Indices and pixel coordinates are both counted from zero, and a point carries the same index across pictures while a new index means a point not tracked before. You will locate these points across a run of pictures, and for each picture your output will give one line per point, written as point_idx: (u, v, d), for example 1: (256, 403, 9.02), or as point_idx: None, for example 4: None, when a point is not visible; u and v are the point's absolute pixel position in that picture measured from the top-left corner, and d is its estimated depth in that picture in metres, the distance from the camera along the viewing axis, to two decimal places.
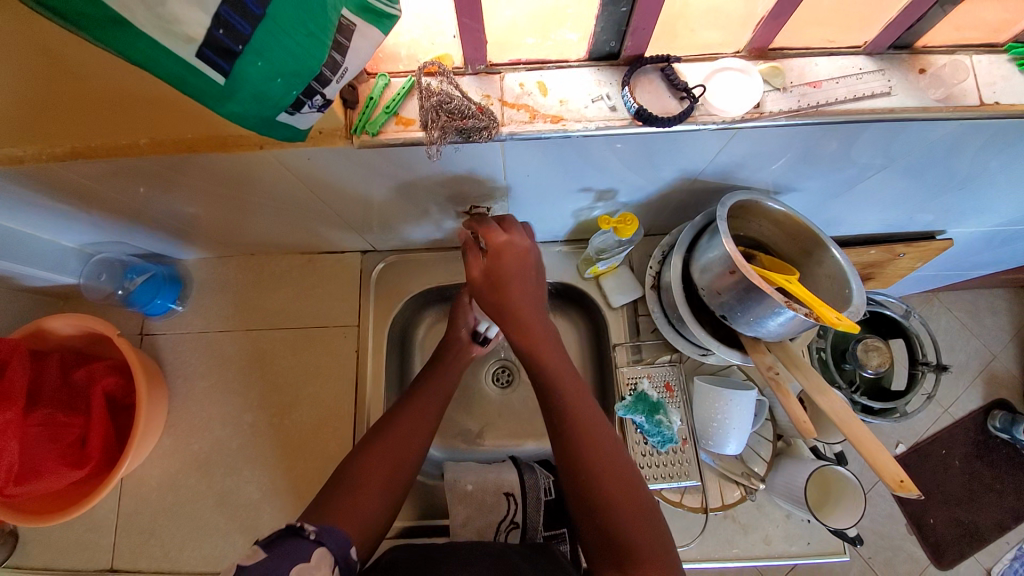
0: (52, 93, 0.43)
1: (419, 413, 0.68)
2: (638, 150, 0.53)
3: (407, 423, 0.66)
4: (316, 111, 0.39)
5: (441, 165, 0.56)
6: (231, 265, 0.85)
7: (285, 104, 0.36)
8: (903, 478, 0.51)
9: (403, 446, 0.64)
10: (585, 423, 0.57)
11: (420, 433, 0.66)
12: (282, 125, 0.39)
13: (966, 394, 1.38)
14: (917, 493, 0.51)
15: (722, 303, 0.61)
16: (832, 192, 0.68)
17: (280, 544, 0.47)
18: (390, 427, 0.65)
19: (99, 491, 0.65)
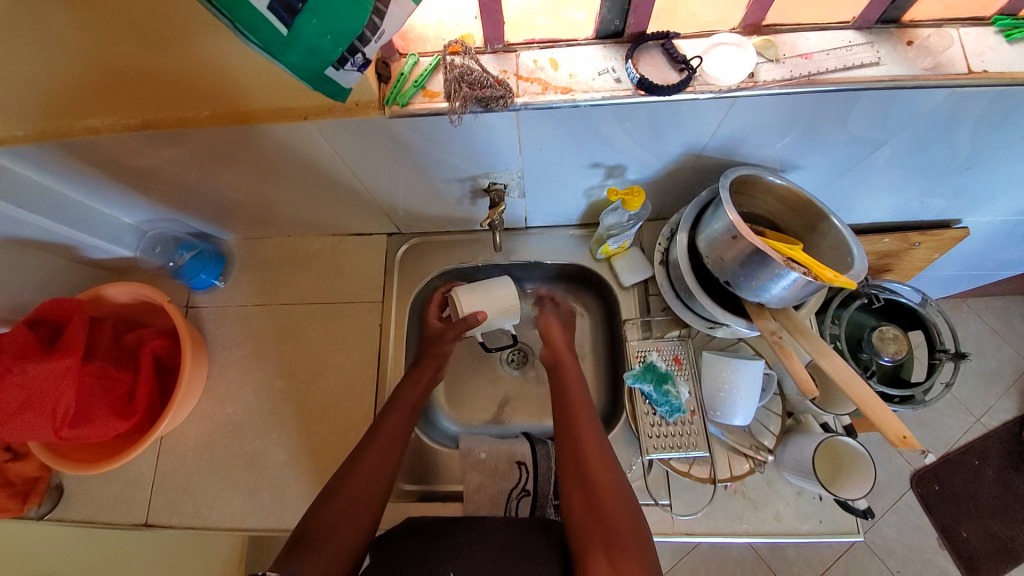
0: (132, 65, 0.51)
1: (376, 452, 0.69)
2: (642, 123, 0.57)
3: (366, 467, 0.67)
4: (357, 71, 0.46)
5: (461, 138, 0.61)
6: (270, 245, 0.93)
7: (332, 60, 0.42)
8: (906, 435, 0.52)
9: (356, 494, 0.64)
10: (586, 447, 0.67)
11: (381, 475, 0.67)
12: (330, 81, 0.46)
13: (999, 404, 1.38)
14: (919, 448, 0.52)
15: (726, 270, 0.63)
16: (836, 171, 0.71)
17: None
18: (350, 475, 0.66)
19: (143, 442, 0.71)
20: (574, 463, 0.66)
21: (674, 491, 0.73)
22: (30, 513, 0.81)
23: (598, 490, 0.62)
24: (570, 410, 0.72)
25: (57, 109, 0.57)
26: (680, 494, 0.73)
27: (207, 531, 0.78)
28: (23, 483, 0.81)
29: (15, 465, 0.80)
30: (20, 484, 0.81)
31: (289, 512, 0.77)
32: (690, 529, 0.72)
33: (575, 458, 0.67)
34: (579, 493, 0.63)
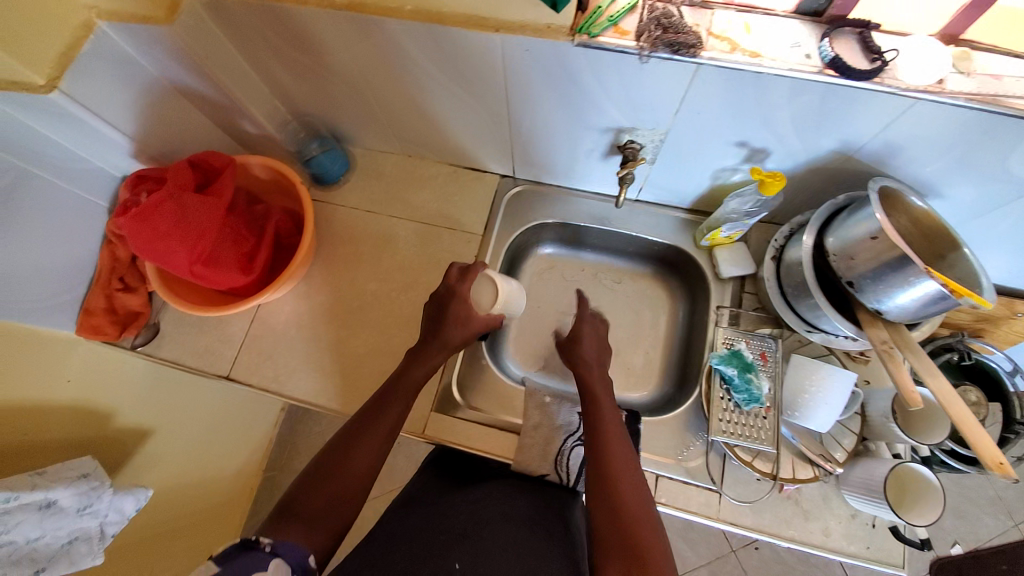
0: None
1: (372, 442, 0.66)
2: (812, 105, 0.59)
3: (359, 462, 0.64)
4: None
5: (627, 85, 0.63)
6: (389, 159, 0.98)
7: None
8: (1004, 461, 0.54)
9: (349, 475, 0.62)
10: (611, 458, 0.64)
11: (371, 464, 0.65)
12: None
13: None
14: (1013, 476, 0.55)
15: (853, 271, 0.63)
16: (976, 210, 0.70)
17: (235, 561, 0.49)
18: (348, 458, 0.64)
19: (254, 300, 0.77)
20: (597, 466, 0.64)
21: (727, 479, 0.74)
22: (125, 341, 0.90)
23: (622, 500, 0.60)
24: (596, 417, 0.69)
25: None
26: (734, 484, 0.73)
27: (281, 397, 0.84)
28: (126, 315, 0.90)
29: (125, 296, 0.89)
30: (123, 314, 0.90)
31: (357, 401, 0.82)
32: (735, 520, 0.72)
33: (597, 475, 0.63)
34: (601, 504, 0.61)
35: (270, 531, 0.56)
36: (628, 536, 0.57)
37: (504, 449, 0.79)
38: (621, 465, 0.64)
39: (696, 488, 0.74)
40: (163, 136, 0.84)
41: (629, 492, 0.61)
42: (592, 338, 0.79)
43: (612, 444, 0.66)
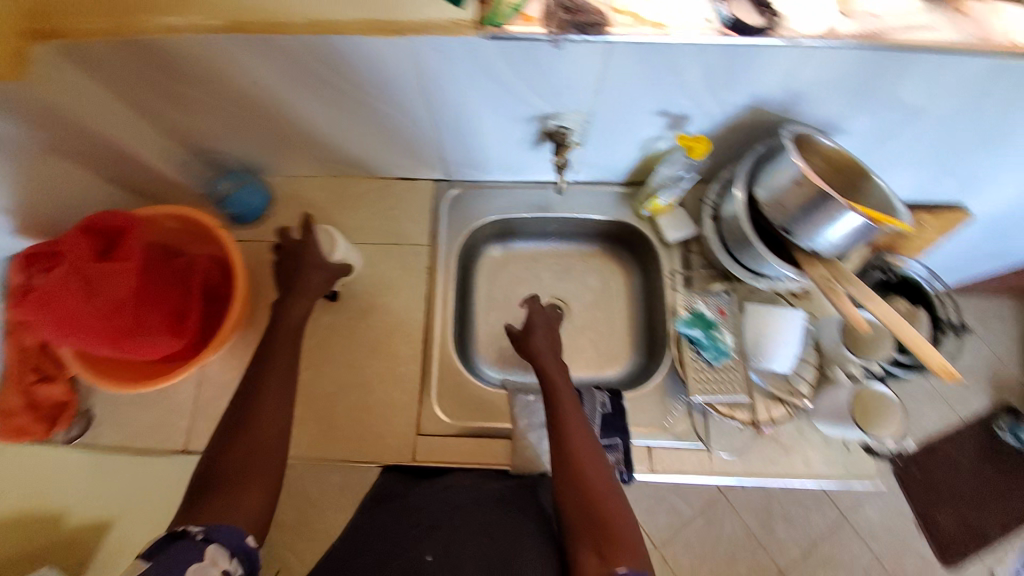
0: None
1: (272, 425, 0.64)
2: (720, 64, 0.61)
3: (266, 437, 0.63)
4: None
5: (543, 67, 0.63)
6: (313, 183, 0.93)
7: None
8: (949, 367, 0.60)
9: (262, 454, 0.62)
10: (571, 441, 0.65)
11: (276, 440, 0.63)
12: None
13: (973, 396, 1.71)
14: (956, 377, 0.60)
15: (786, 217, 0.66)
16: (877, 139, 0.76)
17: (167, 554, 0.51)
18: (260, 444, 0.62)
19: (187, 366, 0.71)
20: (558, 453, 0.65)
21: (712, 433, 0.77)
22: (58, 436, 0.81)
23: (588, 486, 0.62)
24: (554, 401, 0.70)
25: None
26: (719, 437, 0.77)
27: None
28: (52, 407, 0.80)
29: (46, 387, 0.78)
30: (48, 408, 0.80)
31: (333, 444, 0.78)
32: (728, 471, 0.75)
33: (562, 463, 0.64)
34: (568, 494, 0.62)
35: (196, 518, 0.56)
36: (597, 517, 0.59)
37: (497, 457, 0.78)
38: (585, 449, 0.65)
39: (686, 449, 0.77)
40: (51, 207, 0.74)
41: (590, 471, 0.63)
42: (542, 329, 0.78)
43: (573, 432, 0.66)
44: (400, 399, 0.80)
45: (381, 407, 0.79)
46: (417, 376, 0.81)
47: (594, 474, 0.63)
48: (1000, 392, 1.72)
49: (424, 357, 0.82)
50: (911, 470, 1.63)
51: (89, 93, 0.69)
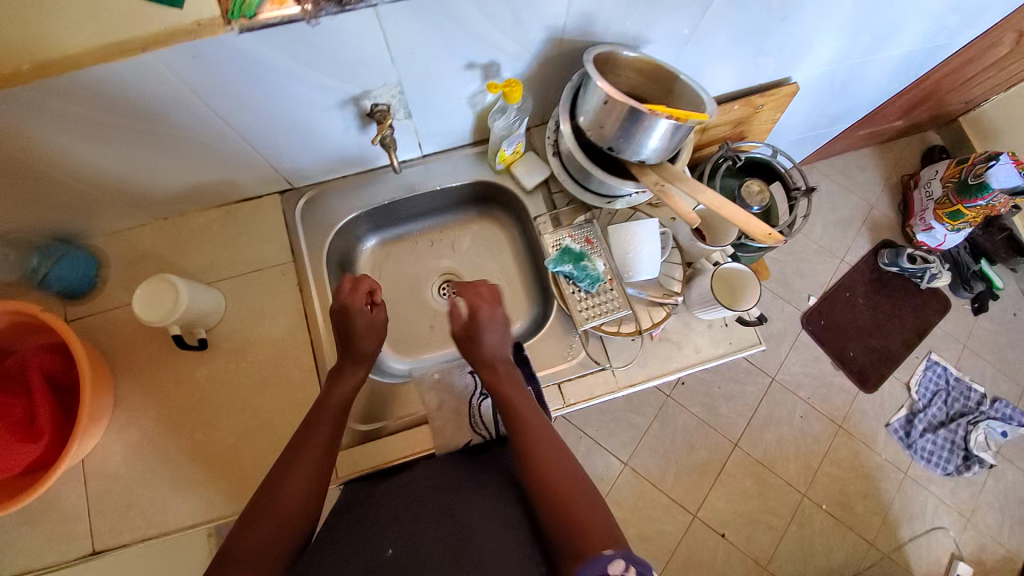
0: None
1: (302, 473, 0.64)
2: (499, 4, 0.59)
3: (291, 496, 0.62)
4: None
5: (324, 50, 0.59)
6: (147, 233, 0.85)
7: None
8: (768, 231, 0.65)
9: (282, 505, 0.61)
10: (528, 426, 0.69)
11: (305, 500, 0.63)
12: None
13: (856, 242, 1.92)
14: (779, 240, 0.65)
15: (607, 137, 0.68)
16: (682, 37, 0.79)
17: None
18: (283, 498, 0.62)
19: (44, 475, 0.64)
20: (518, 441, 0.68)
21: (611, 351, 0.81)
22: None
23: (549, 465, 0.65)
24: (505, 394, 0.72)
25: None
26: (617, 354, 0.81)
27: (171, 534, 0.74)
28: None
29: None
30: None
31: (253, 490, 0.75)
32: (632, 381, 0.80)
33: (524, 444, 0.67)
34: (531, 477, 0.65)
35: None
36: (554, 486, 0.63)
37: (422, 442, 0.78)
38: (547, 433, 0.68)
39: (591, 375, 0.81)
40: None
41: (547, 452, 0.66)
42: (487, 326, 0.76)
43: (527, 416, 0.70)
44: None
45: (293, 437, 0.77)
46: (322, 397, 0.78)
47: (551, 455, 0.66)
48: (876, 233, 1.94)
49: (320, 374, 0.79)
50: (820, 322, 1.82)
51: None
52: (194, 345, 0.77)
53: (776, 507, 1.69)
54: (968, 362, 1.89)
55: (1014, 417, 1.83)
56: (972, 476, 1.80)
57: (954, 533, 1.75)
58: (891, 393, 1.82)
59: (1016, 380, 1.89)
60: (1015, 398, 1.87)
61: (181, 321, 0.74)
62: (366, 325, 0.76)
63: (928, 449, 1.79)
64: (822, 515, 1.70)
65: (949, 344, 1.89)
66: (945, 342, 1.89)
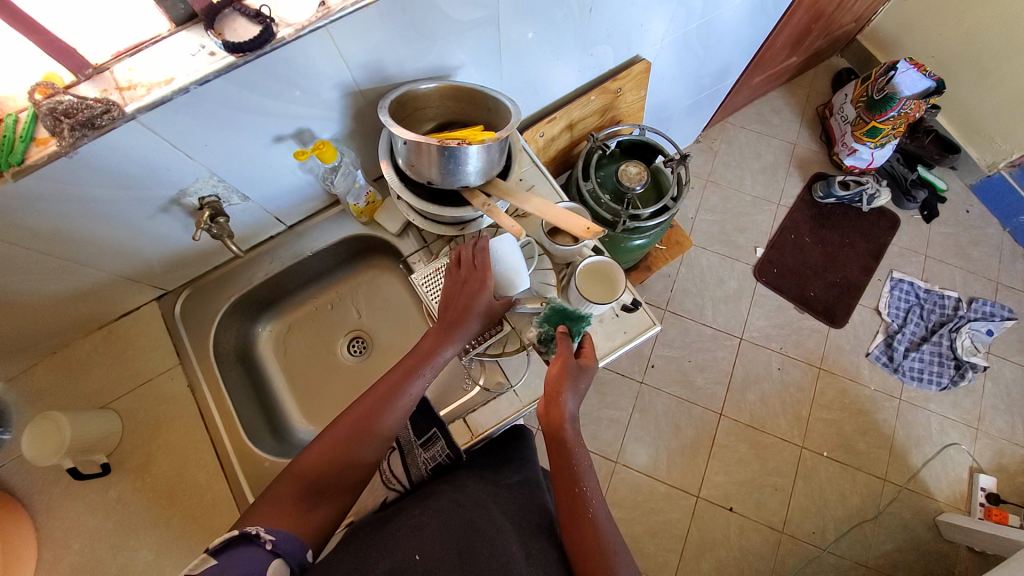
0: None
1: (374, 420, 0.66)
2: (269, 81, 0.61)
3: (360, 447, 0.64)
4: None
5: (110, 166, 0.60)
6: (34, 372, 0.84)
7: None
8: (587, 226, 0.66)
9: (350, 454, 0.64)
10: (579, 469, 0.65)
11: (354, 437, 0.65)
12: None
13: (789, 183, 1.91)
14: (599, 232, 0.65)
15: (422, 173, 0.70)
16: (493, 54, 0.80)
17: (230, 555, 0.50)
18: (349, 445, 0.64)
19: None
20: (564, 488, 0.64)
21: (509, 369, 0.83)
22: None
23: (588, 526, 0.61)
24: (560, 434, 0.66)
25: None
26: (514, 371, 0.82)
27: None
28: None
29: None
30: None
31: None
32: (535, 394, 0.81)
33: (559, 470, 0.66)
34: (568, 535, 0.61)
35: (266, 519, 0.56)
36: (586, 552, 0.60)
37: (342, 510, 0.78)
38: (580, 476, 0.64)
39: (496, 399, 0.82)
40: None
41: (591, 515, 0.62)
42: (570, 388, 0.68)
43: (581, 463, 0.65)
44: (226, 518, 0.77)
45: (212, 536, 0.77)
46: (233, 489, 0.79)
47: (592, 516, 0.62)
48: (806, 169, 1.93)
49: (227, 467, 0.80)
50: (773, 271, 1.80)
51: None
52: (98, 471, 0.78)
53: (778, 466, 1.63)
54: (934, 271, 1.85)
55: (994, 313, 1.78)
56: (969, 383, 1.74)
57: (966, 446, 1.69)
58: (863, 321, 1.79)
59: (986, 275, 1.85)
60: (991, 294, 1.82)
61: (73, 452, 0.74)
62: (463, 301, 0.73)
63: (916, 368, 1.74)
64: (826, 462, 1.65)
65: (909, 258, 1.86)
66: (904, 257, 1.86)
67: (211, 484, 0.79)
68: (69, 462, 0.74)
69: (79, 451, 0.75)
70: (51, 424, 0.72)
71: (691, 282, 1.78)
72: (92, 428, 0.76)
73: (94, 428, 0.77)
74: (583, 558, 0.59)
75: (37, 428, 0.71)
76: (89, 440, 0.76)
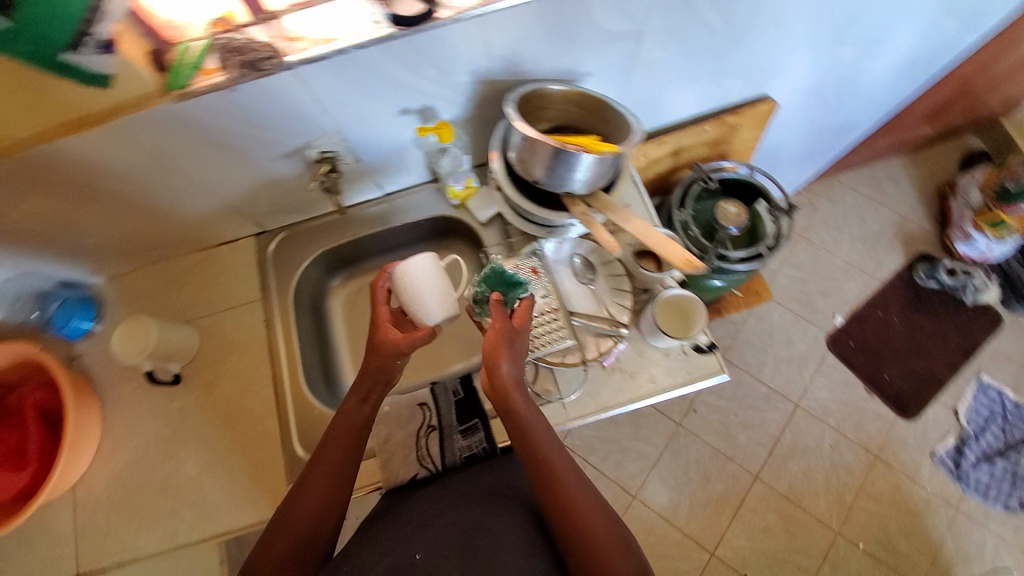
0: None
1: (323, 482, 0.65)
2: (416, 57, 0.64)
3: (318, 510, 0.64)
4: (101, 53, 0.53)
5: (255, 107, 0.64)
6: (136, 276, 0.92)
7: (64, 41, 0.51)
8: (688, 257, 0.63)
9: (308, 519, 0.63)
10: (560, 477, 0.63)
11: (327, 499, 0.64)
12: (77, 65, 0.53)
13: (884, 257, 1.78)
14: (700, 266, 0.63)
15: (530, 171, 0.69)
16: (624, 67, 0.79)
17: None
18: (299, 513, 0.63)
19: (24, 509, 0.71)
20: (551, 498, 0.63)
21: (561, 380, 0.78)
22: None
23: (588, 530, 0.60)
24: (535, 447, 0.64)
25: None
26: (566, 384, 0.78)
27: (140, 561, 0.78)
28: None
29: None
30: None
31: (215, 517, 0.79)
32: (582, 413, 0.77)
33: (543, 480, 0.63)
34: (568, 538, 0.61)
35: None
36: (587, 550, 0.60)
37: (374, 475, 0.80)
38: (569, 482, 0.63)
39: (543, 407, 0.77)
40: None
41: (590, 520, 0.61)
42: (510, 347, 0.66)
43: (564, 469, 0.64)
44: (270, 454, 0.81)
45: (253, 468, 0.80)
46: (280, 428, 0.82)
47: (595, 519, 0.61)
48: (908, 246, 1.79)
49: (280, 406, 0.83)
50: (849, 344, 1.69)
51: None
52: (170, 380, 0.84)
53: (806, 546, 1.53)
54: None
55: None
56: None
57: None
58: (936, 421, 1.63)
59: None
60: None
61: (156, 358, 0.80)
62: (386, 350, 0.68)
63: (984, 481, 1.58)
64: (859, 553, 1.52)
65: (1004, 364, 1.68)
66: (999, 362, 1.69)
67: (262, 419, 0.83)
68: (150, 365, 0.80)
69: (159, 357, 0.80)
70: (142, 323, 0.79)
71: (754, 335, 1.70)
72: (172, 340, 0.82)
73: (176, 337, 0.83)
74: (583, 554, 0.60)
75: (132, 325, 0.78)
76: (168, 350, 0.81)
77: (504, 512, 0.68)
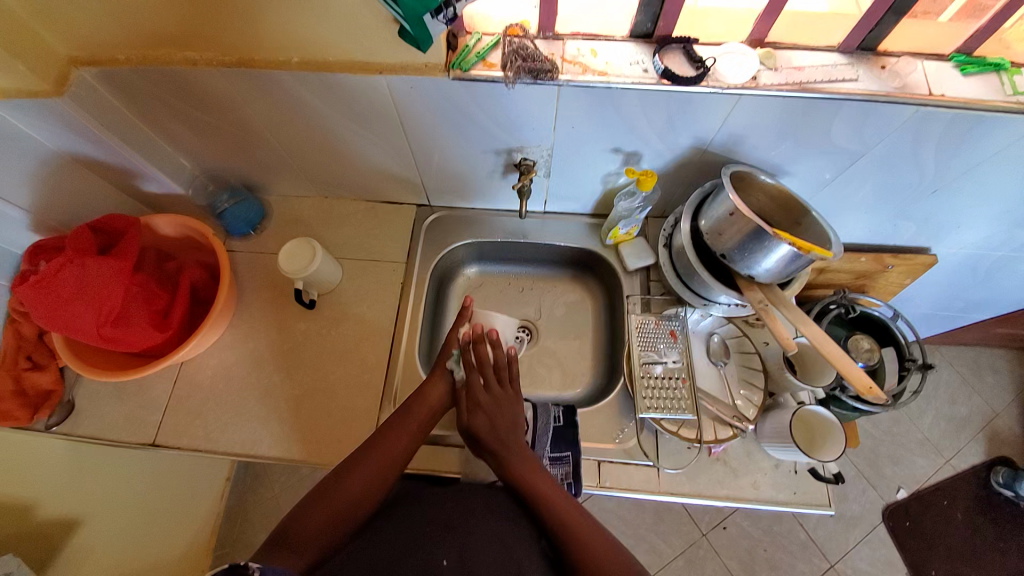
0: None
1: (380, 459, 0.70)
2: (661, 110, 0.69)
3: (364, 483, 0.67)
4: (444, 23, 0.59)
5: (505, 105, 0.70)
6: (306, 203, 1.01)
7: (432, 7, 0.56)
8: (870, 385, 0.63)
9: (356, 488, 0.67)
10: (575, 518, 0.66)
11: (374, 483, 0.68)
12: (422, 26, 0.59)
13: (969, 448, 1.67)
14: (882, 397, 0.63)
15: (723, 244, 0.72)
16: (822, 179, 0.82)
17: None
18: (349, 479, 0.67)
19: (156, 364, 0.76)
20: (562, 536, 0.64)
21: (663, 449, 0.78)
22: (38, 423, 0.82)
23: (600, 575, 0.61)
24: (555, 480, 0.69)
25: (162, 40, 0.68)
26: (667, 456, 0.78)
27: (214, 455, 0.81)
28: (36, 395, 0.83)
29: (35, 374, 0.82)
30: (32, 395, 0.82)
31: (295, 443, 0.81)
32: (673, 490, 0.76)
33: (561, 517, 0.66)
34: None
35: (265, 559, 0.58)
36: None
37: (450, 465, 0.79)
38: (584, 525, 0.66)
39: (636, 467, 0.78)
40: (65, 206, 0.84)
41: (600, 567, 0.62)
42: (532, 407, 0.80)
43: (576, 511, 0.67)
44: (366, 406, 0.83)
45: (346, 412, 0.83)
46: (383, 384, 0.85)
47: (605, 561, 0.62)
48: (994, 445, 1.67)
49: (390, 365, 0.87)
50: (904, 524, 1.57)
51: (123, 117, 0.79)
52: (306, 303, 0.89)
53: None
54: None
55: None
56: None
57: None
58: None
59: None
60: None
61: (305, 280, 0.86)
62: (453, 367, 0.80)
63: None
64: None
65: None
66: None
67: (369, 369, 0.86)
68: (299, 285, 0.86)
69: (308, 281, 0.87)
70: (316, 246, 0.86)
71: None
72: (324, 271, 0.88)
73: (327, 268, 0.89)
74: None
75: (301, 245, 0.87)
76: (316, 280, 0.88)
77: (519, 534, 0.67)
